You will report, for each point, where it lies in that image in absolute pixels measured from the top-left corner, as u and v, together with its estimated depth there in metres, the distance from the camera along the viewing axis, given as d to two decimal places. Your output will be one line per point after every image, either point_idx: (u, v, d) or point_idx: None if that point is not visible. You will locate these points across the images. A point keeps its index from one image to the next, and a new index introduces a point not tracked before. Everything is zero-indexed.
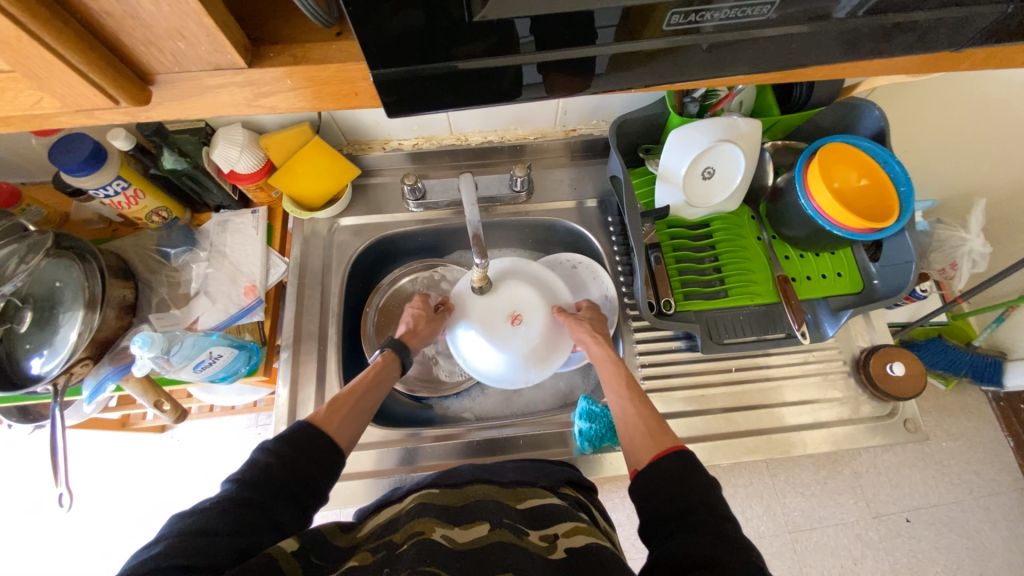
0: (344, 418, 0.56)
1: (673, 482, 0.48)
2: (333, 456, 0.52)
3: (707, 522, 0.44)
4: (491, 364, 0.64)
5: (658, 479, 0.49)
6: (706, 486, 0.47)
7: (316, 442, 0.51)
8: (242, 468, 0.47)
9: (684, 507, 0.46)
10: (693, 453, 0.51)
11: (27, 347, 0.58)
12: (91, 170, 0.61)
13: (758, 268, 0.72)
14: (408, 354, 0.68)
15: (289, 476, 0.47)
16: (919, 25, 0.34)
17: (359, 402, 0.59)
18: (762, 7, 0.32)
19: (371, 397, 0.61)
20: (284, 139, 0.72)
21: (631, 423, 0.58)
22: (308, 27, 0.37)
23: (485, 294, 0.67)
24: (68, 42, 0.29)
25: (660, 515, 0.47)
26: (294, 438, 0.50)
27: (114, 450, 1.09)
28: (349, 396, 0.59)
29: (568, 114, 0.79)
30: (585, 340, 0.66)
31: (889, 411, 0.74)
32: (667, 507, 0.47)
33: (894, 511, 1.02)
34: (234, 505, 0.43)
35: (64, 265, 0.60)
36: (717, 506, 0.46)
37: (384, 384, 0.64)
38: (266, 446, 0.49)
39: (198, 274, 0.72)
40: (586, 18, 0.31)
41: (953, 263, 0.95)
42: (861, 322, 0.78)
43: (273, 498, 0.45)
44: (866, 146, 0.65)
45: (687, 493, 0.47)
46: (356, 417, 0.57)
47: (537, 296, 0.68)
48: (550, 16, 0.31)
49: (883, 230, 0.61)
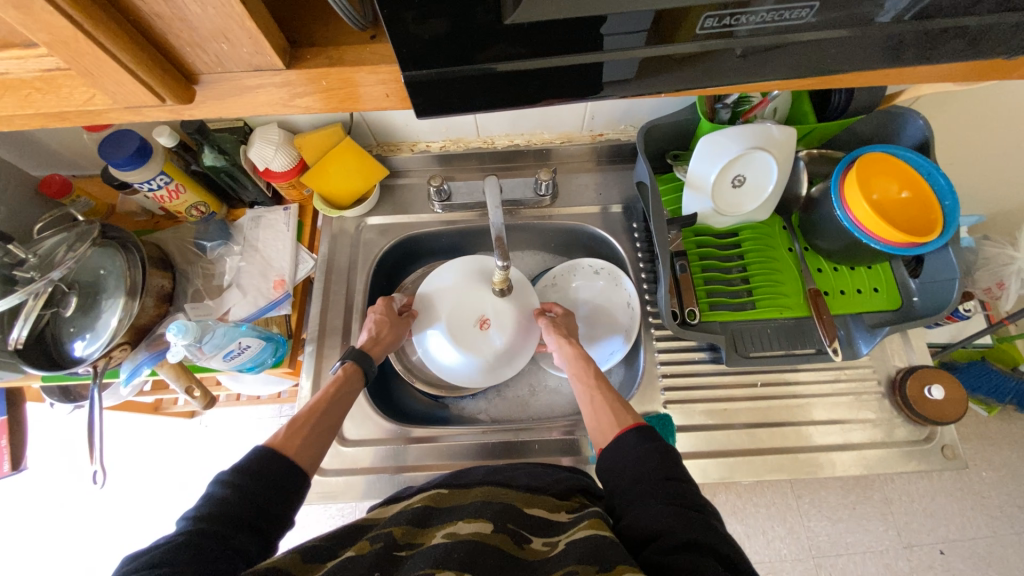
0: (306, 439, 0.55)
1: (633, 454, 0.47)
2: (297, 480, 0.50)
3: (665, 487, 0.44)
4: (451, 364, 0.65)
5: (619, 454, 0.48)
6: (664, 453, 0.47)
7: (277, 467, 0.49)
8: (198, 505, 0.44)
9: (640, 473, 0.46)
10: (652, 428, 0.50)
11: (71, 330, 0.61)
12: (136, 164, 0.64)
13: (789, 281, 0.70)
14: (369, 362, 0.65)
15: (249, 511, 0.45)
16: (969, 31, 0.33)
17: (320, 420, 0.58)
18: (800, 10, 0.31)
19: (335, 412, 0.60)
20: (314, 139, 0.73)
21: (597, 405, 0.57)
22: (344, 30, 0.38)
23: (455, 296, 0.66)
24: (121, 42, 0.30)
25: (623, 486, 0.46)
26: (250, 468, 0.48)
27: (146, 433, 1.14)
28: (309, 416, 0.57)
29: (595, 118, 0.79)
30: (562, 344, 0.66)
31: (926, 436, 0.70)
32: (627, 477, 0.46)
33: (928, 542, 0.97)
34: (200, 536, 0.41)
35: (109, 254, 0.63)
36: (672, 468, 0.46)
37: (347, 399, 0.62)
38: (221, 479, 0.46)
39: (231, 266, 0.75)
40: (612, 22, 0.31)
41: (1000, 283, 0.90)
42: (898, 341, 0.75)
43: (231, 529, 0.43)
44: (909, 157, 0.62)
45: (645, 459, 0.47)
46: (319, 438, 0.56)
47: (509, 303, 0.66)
48: (579, 19, 0.30)
49: (926, 245, 0.58)
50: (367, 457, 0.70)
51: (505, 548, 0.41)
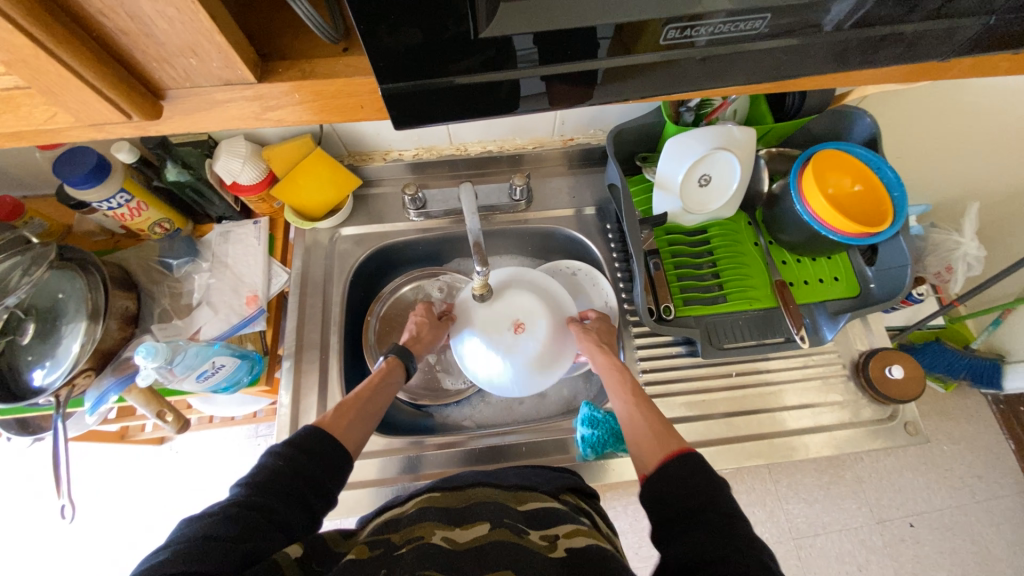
0: (352, 421, 0.56)
1: (681, 484, 0.46)
2: (343, 458, 0.51)
3: (718, 523, 0.42)
4: (494, 372, 0.65)
5: (667, 480, 0.48)
6: (714, 486, 0.45)
7: (325, 445, 0.50)
8: (252, 473, 0.46)
9: (691, 506, 0.44)
10: (701, 456, 0.49)
11: (29, 359, 0.58)
12: (94, 182, 0.61)
13: (756, 273, 0.73)
14: (412, 360, 0.67)
15: (298, 484, 0.46)
16: (906, 36, 0.35)
17: (366, 406, 0.59)
18: (755, 21, 0.33)
19: (377, 401, 0.60)
20: (283, 152, 0.72)
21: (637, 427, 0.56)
22: (315, 43, 0.38)
23: (490, 302, 0.67)
24: (81, 58, 0.29)
25: (670, 517, 0.45)
26: (304, 443, 0.49)
27: (113, 463, 1.08)
28: (355, 400, 0.58)
29: (566, 123, 0.80)
30: (594, 353, 0.66)
31: (889, 414, 0.74)
32: (675, 507, 0.45)
33: (898, 516, 1.02)
34: (247, 508, 0.41)
35: (68, 277, 0.61)
36: (724, 503, 0.44)
37: (387, 389, 0.62)
38: (274, 450, 0.48)
39: (200, 284, 0.73)
40: (600, 32, 0.32)
41: (949, 267, 0.97)
42: (859, 326, 0.79)
43: (279, 501, 0.44)
44: (859, 152, 0.66)
45: (697, 492, 0.45)
46: (363, 420, 0.57)
47: (543, 306, 0.67)
48: (554, 31, 0.32)
49: (878, 234, 0.62)
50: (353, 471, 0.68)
51: (507, 539, 0.41)
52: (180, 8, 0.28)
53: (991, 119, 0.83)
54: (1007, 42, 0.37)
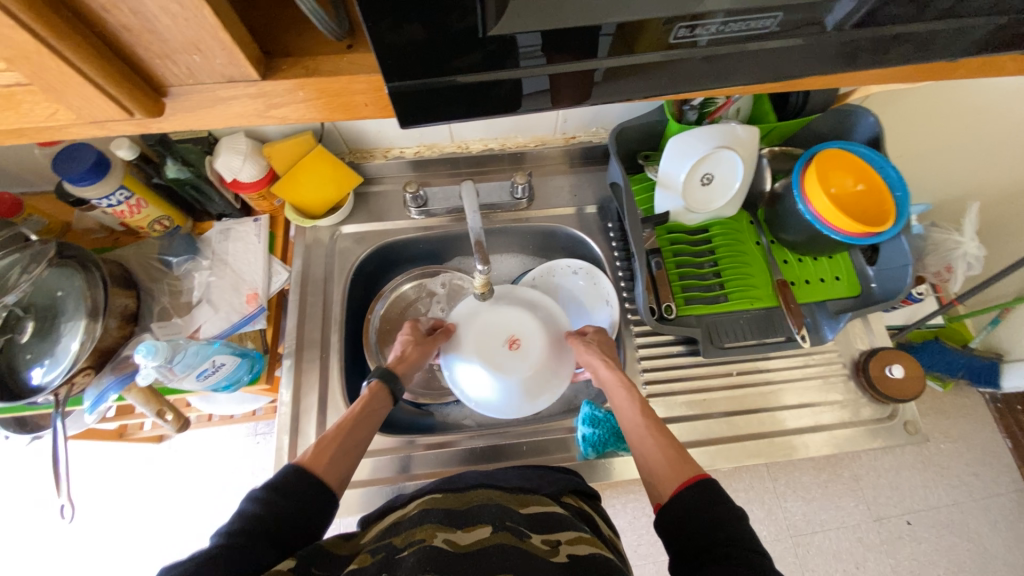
0: (337, 454, 0.54)
1: (699, 513, 0.45)
2: (322, 500, 0.49)
3: (741, 555, 0.41)
4: (488, 390, 0.64)
5: (685, 507, 0.46)
6: (733, 518, 0.44)
7: (305, 488, 0.48)
8: (230, 521, 0.43)
9: (714, 541, 0.43)
10: (718, 485, 0.48)
11: (28, 356, 0.58)
12: (93, 179, 0.61)
13: (757, 273, 0.73)
14: (398, 384, 0.64)
15: (278, 528, 0.44)
16: (916, 36, 0.35)
17: (350, 436, 0.56)
18: (764, 20, 0.33)
19: (364, 429, 0.58)
20: (284, 149, 0.72)
21: (649, 451, 0.55)
22: (319, 40, 0.38)
23: (484, 319, 0.67)
24: (84, 54, 0.29)
25: (691, 551, 0.43)
26: (283, 487, 0.47)
27: (112, 460, 1.08)
28: (337, 432, 0.56)
29: (567, 122, 0.80)
30: (597, 365, 0.66)
31: (889, 414, 0.74)
32: (694, 540, 0.44)
33: (895, 514, 1.02)
34: (225, 559, 0.39)
35: (67, 274, 0.60)
36: (747, 536, 0.43)
37: (374, 416, 0.60)
38: (253, 495, 0.46)
39: (200, 282, 0.73)
40: (604, 30, 0.32)
41: (948, 267, 0.96)
42: (860, 325, 0.79)
43: (259, 549, 0.41)
44: (861, 151, 0.66)
45: (721, 527, 0.43)
46: (349, 453, 0.55)
47: (538, 322, 0.67)
48: (557, 31, 0.32)
49: (881, 234, 0.62)
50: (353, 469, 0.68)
51: (509, 542, 0.41)
52: (184, 4, 0.28)
53: (991, 119, 0.83)
54: (1014, 43, 0.37)
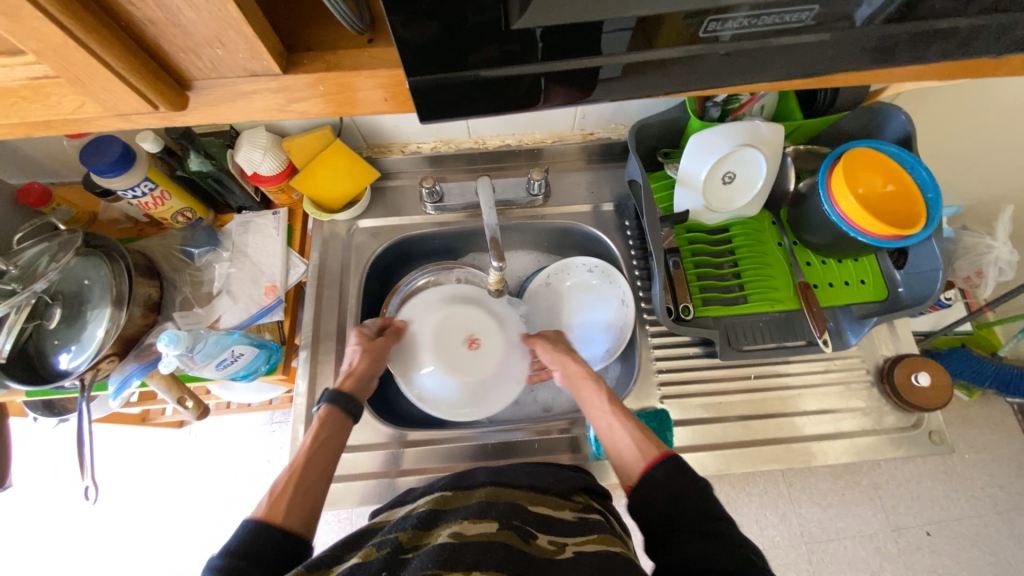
0: (294, 499, 0.51)
1: (667, 489, 0.49)
2: (289, 555, 0.47)
3: (708, 524, 0.45)
4: (438, 386, 0.65)
5: (653, 483, 0.50)
6: (695, 489, 0.48)
7: (266, 546, 0.45)
8: None
9: (679, 513, 0.47)
10: (681, 458, 0.51)
11: (55, 342, 0.59)
12: (120, 171, 0.62)
13: (779, 274, 0.71)
14: (354, 403, 0.61)
15: None
16: (961, 31, 0.34)
17: (307, 476, 0.54)
18: (800, 13, 0.32)
19: (320, 463, 0.56)
20: (303, 143, 0.73)
21: (617, 436, 0.58)
22: (340, 34, 0.38)
23: (445, 318, 0.69)
24: (112, 47, 0.29)
25: (659, 524, 0.47)
26: (243, 547, 0.44)
27: (134, 445, 1.11)
28: (291, 475, 0.53)
29: (586, 117, 0.79)
30: (563, 360, 0.67)
31: (913, 423, 0.72)
32: (660, 514, 0.48)
33: (914, 524, 0.99)
34: None
35: (93, 263, 0.62)
36: (712, 505, 0.47)
37: (333, 443, 0.58)
38: (212, 564, 0.43)
39: (220, 273, 0.74)
40: (608, 26, 0.31)
41: (979, 271, 0.93)
42: (885, 331, 0.76)
43: None
44: (892, 151, 0.64)
45: (683, 498, 0.48)
46: (308, 495, 0.52)
47: (499, 326, 0.69)
48: (564, 27, 0.31)
49: (909, 237, 0.60)
50: (366, 461, 0.69)
51: (514, 544, 0.41)
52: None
53: None
54: None
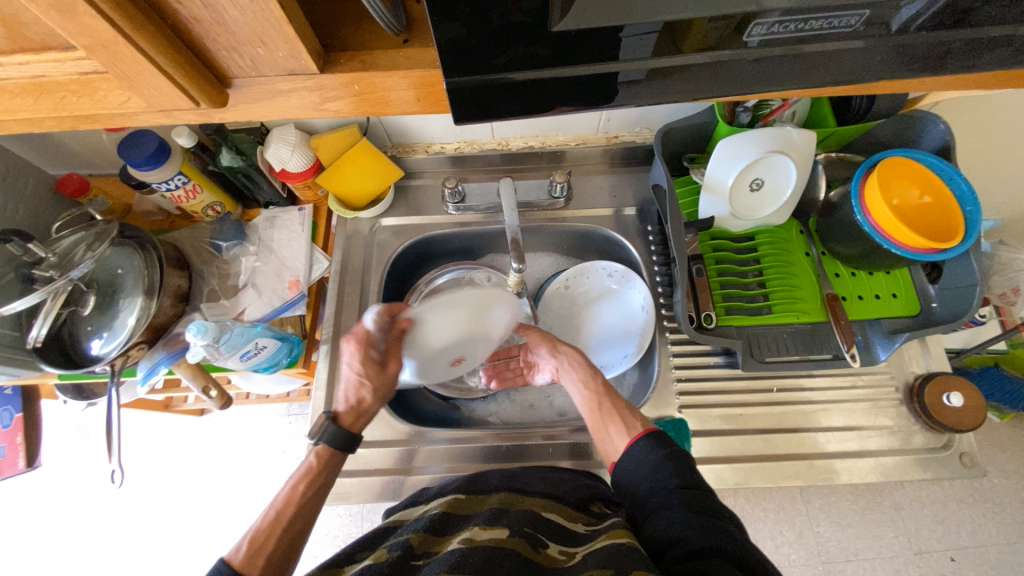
0: (274, 553, 0.49)
1: (644, 461, 0.50)
2: None
3: (681, 496, 0.45)
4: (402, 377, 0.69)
5: (634, 462, 0.51)
6: (674, 458, 0.49)
7: None
8: None
9: (657, 483, 0.48)
10: (666, 433, 0.51)
11: (88, 329, 0.62)
12: (155, 164, 0.64)
13: (805, 285, 0.70)
14: (350, 434, 0.59)
15: None
16: (1016, 39, 0.32)
17: (293, 524, 0.51)
18: (847, 18, 0.31)
19: (306, 514, 0.53)
20: (330, 141, 0.74)
21: (603, 416, 0.59)
22: (376, 35, 0.38)
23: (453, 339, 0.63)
24: (159, 45, 0.30)
25: (643, 497, 0.48)
26: None
27: (156, 431, 1.15)
28: (272, 524, 0.51)
29: (611, 121, 0.79)
30: (560, 347, 0.68)
31: (943, 443, 0.69)
32: (640, 490, 0.49)
33: (939, 549, 0.96)
34: None
35: (127, 253, 0.64)
36: (687, 475, 0.47)
37: (324, 488, 0.56)
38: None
39: (247, 267, 0.75)
40: (627, 31, 0.31)
41: (1016, 288, 0.94)
42: (916, 347, 0.74)
43: None
44: (929, 161, 0.62)
45: (659, 468, 0.48)
46: (288, 548, 0.50)
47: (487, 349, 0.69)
48: (584, 32, 0.31)
49: (946, 251, 0.57)
50: (380, 458, 0.70)
51: (525, 552, 0.41)
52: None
53: None
54: None
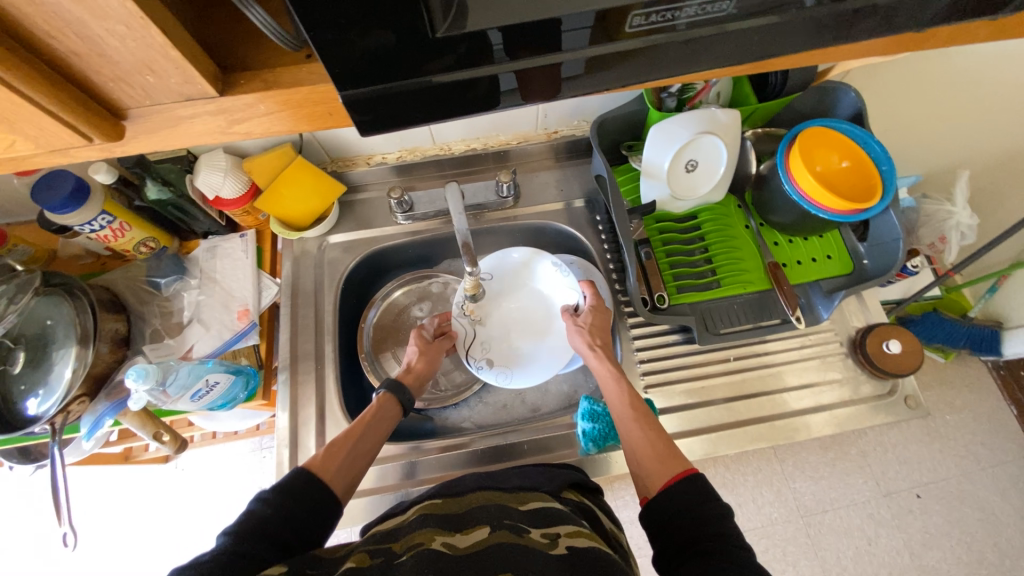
0: (341, 465, 0.56)
1: (686, 507, 0.47)
2: (332, 505, 0.52)
3: (722, 546, 0.43)
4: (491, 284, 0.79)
5: (667, 502, 0.49)
6: (721, 516, 0.46)
7: (312, 490, 0.51)
8: (239, 518, 0.45)
9: (700, 534, 0.45)
10: (706, 480, 0.49)
11: (21, 387, 0.57)
12: (75, 206, 0.60)
13: (749, 256, 0.73)
14: (407, 393, 0.67)
15: (290, 533, 0.46)
16: (881, 9, 0.35)
17: (357, 445, 0.59)
18: (722, 3, 0.32)
19: (369, 440, 0.60)
20: (265, 162, 0.72)
21: (638, 443, 0.57)
22: (278, 52, 0.37)
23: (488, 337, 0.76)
24: (38, 86, 0.29)
25: (676, 546, 0.45)
26: (285, 485, 0.50)
27: (119, 485, 1.08)
28: (345, 439, 0.59)
29: (548, 117, 0.80)
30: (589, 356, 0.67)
31: (889, 390, 0.74)
32: (675, 538, 0.46)
33: (904, 488, 1.02)
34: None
35: (54, 302, 0.60)
36: (730, 531, 0.45)
37: (381, 426, 0.63)
38: (263, 496, 0.48)
39: (190, 301, 0.73)
40: (566, 25, 0.32)
41: (942, 237, 0.99)
42: (855, 303, 0.78)
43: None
44: (844, 128, 0.65)
45: (704, 522, 0.46)
46: (353, 464, 0.57)
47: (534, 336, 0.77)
48: (519, 25, 0.31)
49: (868, 211, 0.61)
50: None
51: (508, 540, 0.42)
52: (128, 24, 0.27)
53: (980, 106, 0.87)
54: (982, 9, 0.36)
